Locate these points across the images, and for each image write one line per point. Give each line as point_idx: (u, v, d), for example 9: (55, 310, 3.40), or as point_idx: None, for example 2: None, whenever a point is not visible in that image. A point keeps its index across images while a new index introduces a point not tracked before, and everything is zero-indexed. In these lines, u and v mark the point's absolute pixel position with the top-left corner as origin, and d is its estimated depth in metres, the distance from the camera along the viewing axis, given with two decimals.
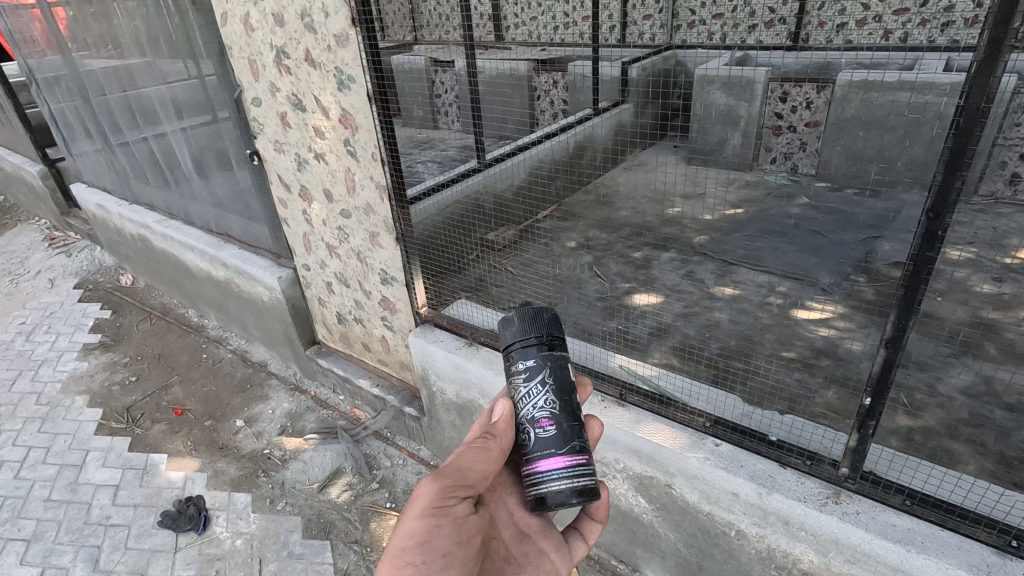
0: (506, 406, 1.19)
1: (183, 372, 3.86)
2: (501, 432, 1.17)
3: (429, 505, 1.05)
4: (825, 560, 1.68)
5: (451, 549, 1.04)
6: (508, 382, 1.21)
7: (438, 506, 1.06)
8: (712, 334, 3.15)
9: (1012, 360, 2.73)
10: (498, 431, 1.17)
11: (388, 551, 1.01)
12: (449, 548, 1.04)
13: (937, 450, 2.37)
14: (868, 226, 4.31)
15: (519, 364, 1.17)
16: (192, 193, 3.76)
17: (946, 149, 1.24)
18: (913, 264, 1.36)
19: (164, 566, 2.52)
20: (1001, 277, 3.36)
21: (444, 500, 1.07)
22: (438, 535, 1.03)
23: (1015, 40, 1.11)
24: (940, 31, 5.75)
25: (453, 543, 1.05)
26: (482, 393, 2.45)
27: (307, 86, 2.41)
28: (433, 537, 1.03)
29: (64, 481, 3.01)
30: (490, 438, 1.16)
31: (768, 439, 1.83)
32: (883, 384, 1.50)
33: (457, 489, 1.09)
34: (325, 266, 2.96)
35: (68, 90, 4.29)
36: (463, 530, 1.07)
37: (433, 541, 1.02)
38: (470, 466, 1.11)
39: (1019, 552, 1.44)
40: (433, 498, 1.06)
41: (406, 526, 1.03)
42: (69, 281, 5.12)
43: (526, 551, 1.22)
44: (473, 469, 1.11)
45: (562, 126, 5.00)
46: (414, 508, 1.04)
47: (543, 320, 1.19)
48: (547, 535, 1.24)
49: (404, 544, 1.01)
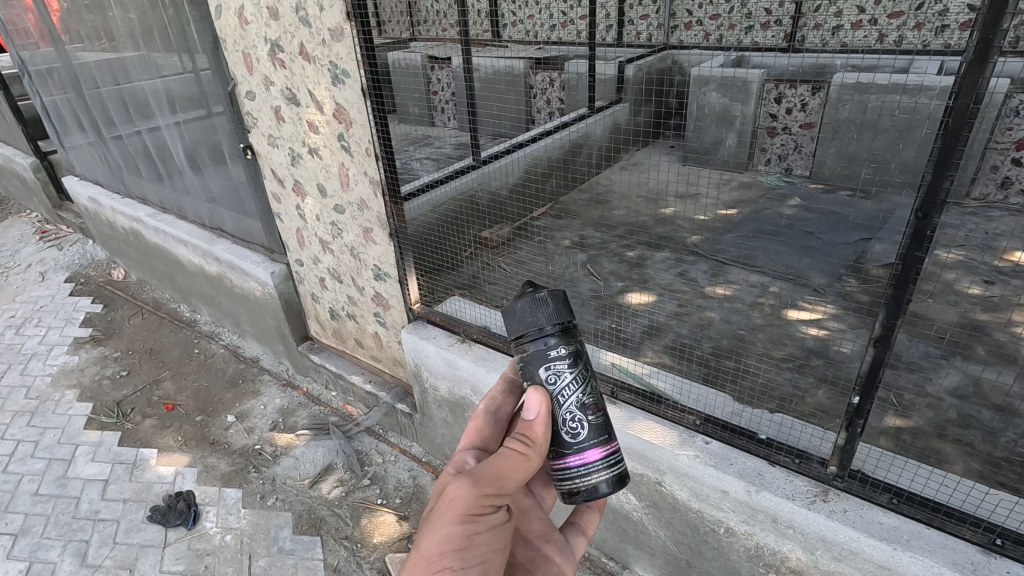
0: (545, 401, 1.10)
1: (174, 367, 3.84)
2: (538, 435, 1.10)
3: (467, 510, 0.96)
4: (812, 558, 1.69)
5: (489, 557, 0.95)
6: (540, 373, 1.14)
7: (475, 511, 0.97)
8: (704, 333, 3.16)
9: (1000, 362, 2.75)
10: (536, 436, 1.09)
11: (421, 558, 0.92)
12: (488, 555, 0.95)
13: (926, 450, 2.39)
14: (861, 227, 4.34)
15: (559, 353, 1.13)
16: (185, 187, 3.74)
17: (935, 150, 1.25)
18: (902, 263, 1.37)
19: (153, 561, 2.51)
20: (991, 279, 3.39)
21: (482, 504, 0.98)
22: (476, 542, 0.95)
23: (1003, 43, 1.12)
24: (934, 34, 5.81)
25: (492, 550, 0.96)
26: (475, 389, 2.45)
27: (301, 80, 2.40)
28: (472, 544, 0.94)
29: (53, 475, 2.99)
30: (527, 444, 1.08)
31: (757, 437, 1.84)
32: (871, 382, 1.51)
33: (496, 493, 1.01)
34: (318, 261, 2.95)
35: (61, 82, 4.26)
36: (501, 537, 0.99)
37: (470, 549, 0.94)
38: (508, 470, 1.03)
39: (1004, 551, 1.45)
40: (471, 503, 0.97)
41: (441, 531, 0.94)
42: (60, 275, 5.08)
43: (533, 556, 1.14)
44: (510, 473, 1.03)
45: (558, 125, 5.00)
46: (452, 512, 0.96)
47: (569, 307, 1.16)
48: (550, 538, 1.17)
49: (438, 551, 0.92)
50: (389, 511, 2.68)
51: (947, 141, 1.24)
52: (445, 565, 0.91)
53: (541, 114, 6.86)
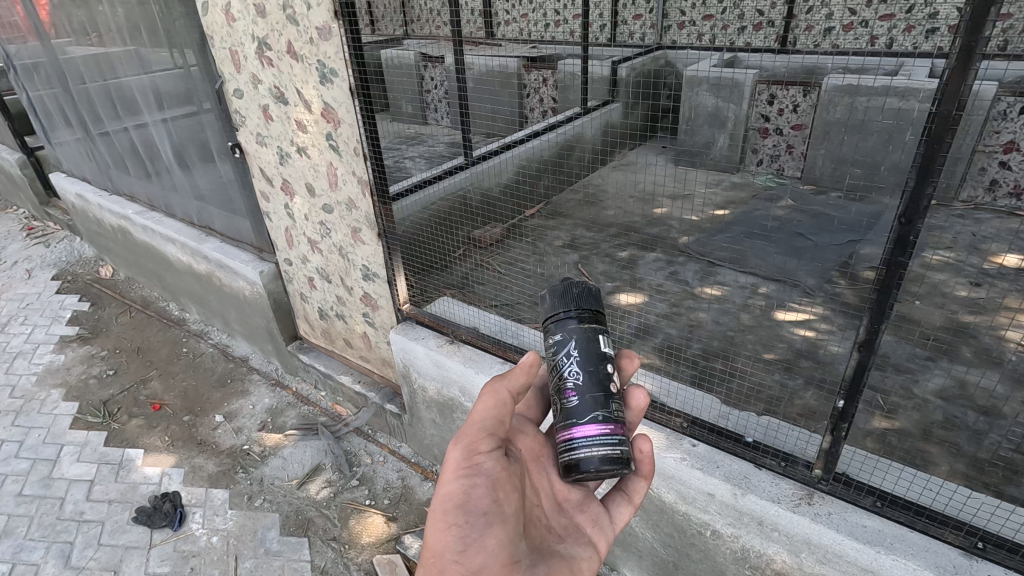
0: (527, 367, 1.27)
1: (162, 367, 3.81)
2: (507, 375, 1.25)
3: (459, 466, 1.16)
4: (797, 560, 1.69)
5: (490, 507, 1.14)
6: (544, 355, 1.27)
7: (468, 465, 1.16)
8: (694, 334, 3.17)
9: (986, 364, 2.78)
10: (502, 377, 1.25)
11: (433, 516, 1.13)
12: (489, 506, 1.14)
13: (911, 452, 2.41)
14: (851, 229, 4.36)
15: (550, 339, 1.22)
16: (174, 184, 3.71)
17: (919, 155, 1.26)
18: (887, 267, 1.37)
19: (138, 562, 2.48)
20: (978, 281, 3.42)
21: (472, 458, 1.17)
22: (475, 495, 1.14)
23: (986, 49, 1.12)
24: (925, 37, 5.87)
25: (492, 500, 1.15)
26: (463, 390, 2.44)
27: (289, 79, 2.38)
28: (471, 497, 1.13)
29: (37, 475, 2.96)
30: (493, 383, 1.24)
31: (744, 440, 1.84)
32: (856, 386, 1.52)
33: (481, 445, 1.18)
34: (307, 261, 2.94)
35: (47, 78, 4.21)
36: (499, 487, 1.17)
37: (471, 502, 1.13)
38: (484, 419, 1.21)
39: (984, 554, 1.47)
40: (462, 459, 1.17)
41: (443, 490, 1.15)
42: (47, 272, 5.02)
43: (563, 522, 1.31)
44: (484, 421, 1.20)
45: (550, 124, 5.00)
46: (449, 472, 1.15)
47: (571, 294, 1.21)
48: (584, 508, 1.34)
49: (445, 506, 1.13)
50: (377, 512, 2.67)
51: (930, 147, 1.24)
52: (452, 519, 1.11)
53: (534, 113, 6.85)
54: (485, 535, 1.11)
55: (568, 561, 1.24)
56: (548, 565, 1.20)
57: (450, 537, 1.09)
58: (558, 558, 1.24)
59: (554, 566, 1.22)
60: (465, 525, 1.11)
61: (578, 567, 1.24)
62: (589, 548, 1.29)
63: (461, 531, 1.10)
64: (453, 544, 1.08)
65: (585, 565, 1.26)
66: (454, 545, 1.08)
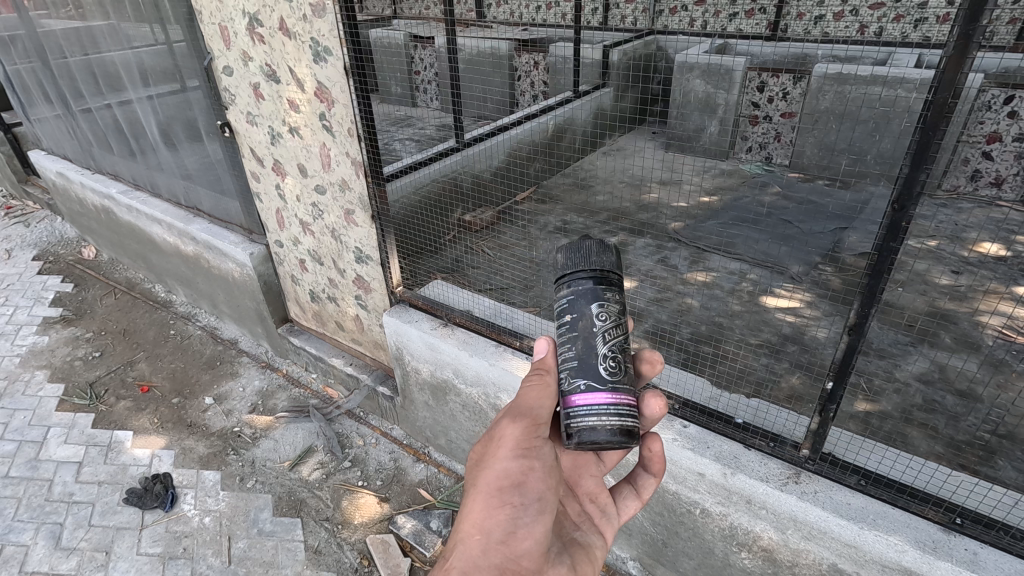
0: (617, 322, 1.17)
1: (150, 349, 3.77)
2: (548, 366, 1.20)
3: (519, 445, 1.14)
4: (783, 537, 1.75)
5: (543, 494, 1.15)
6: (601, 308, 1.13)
7: (524, 444, 1.14)
8: (684, 319, 3.21)
9: (965, 349, 2.86)
10: (549, 368, 1.19)
11: (484, 491, 1.11)
12: (542, 493, 1.15)
13: (892, 433, 2.48)
14: (838, 216, 4.41)
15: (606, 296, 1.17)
16: (159, 163, 3.64)
17: (913, 142, 1.28)
18: (879, 253, 1.40)
19: (130, 543, 2.48)
20: (959, 270, 3.50)
21: (529, 439, 1.15)
22: (531, 479, 1.14)
23: (982, 39, 1.14)
24: (913, 27, 5.94)
25: (545, 486, 1.16)
26: (457, 372, 2.46)
27: (282, 56, 2.34)
28: (526, 481, 1.13)
29: (24, 457, 2.93)
30: (542, 372, 1.19)
31: (734, 421, 1.89)
32: (845, 369, 1.56)
33: (538, 427, 1.16)
34: (299, 243, 2.91)
35: (25, 51, 4.09)
36: (551, 474, 1.17)
37: (526, 486, 1.13)
38: (538, 403, 1.16)
39: (962, 529, 1.54)
40: (519, 437, 1.14)
41: (499, 468, 1.12)
42: (28, 253, 4.92)
43: (580, 509, 1.36)
44: (543, 404, 1.16)
45: (542, 107, 4.97)
46: (506, 449, 1.13)
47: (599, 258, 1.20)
48: (596, 498, 1.38)
49: (498, 486, 1.12)
50: (370, 493, 2.69)
51: (925, 134, 1.26)
52: (506, 500, 1.11)
53: (525, 97, 6.84)
54: (534, 522, 1.13)
55: (585, 550, 1.30)
56: (573, 556, 1.26)
57: (501, 520, 1.10)
58: (578, 548, 1.29)
59: (576, 556, 1.26)
60: (519, 507, 1.12)
61: (595, 556, 1.30)
62: (600, 538, 1.35)
63: (513, 515, 1.11)
64: (502, 525, 1.09)
65: (598, 554, 1.31)
66: (504, 527, 1.10)
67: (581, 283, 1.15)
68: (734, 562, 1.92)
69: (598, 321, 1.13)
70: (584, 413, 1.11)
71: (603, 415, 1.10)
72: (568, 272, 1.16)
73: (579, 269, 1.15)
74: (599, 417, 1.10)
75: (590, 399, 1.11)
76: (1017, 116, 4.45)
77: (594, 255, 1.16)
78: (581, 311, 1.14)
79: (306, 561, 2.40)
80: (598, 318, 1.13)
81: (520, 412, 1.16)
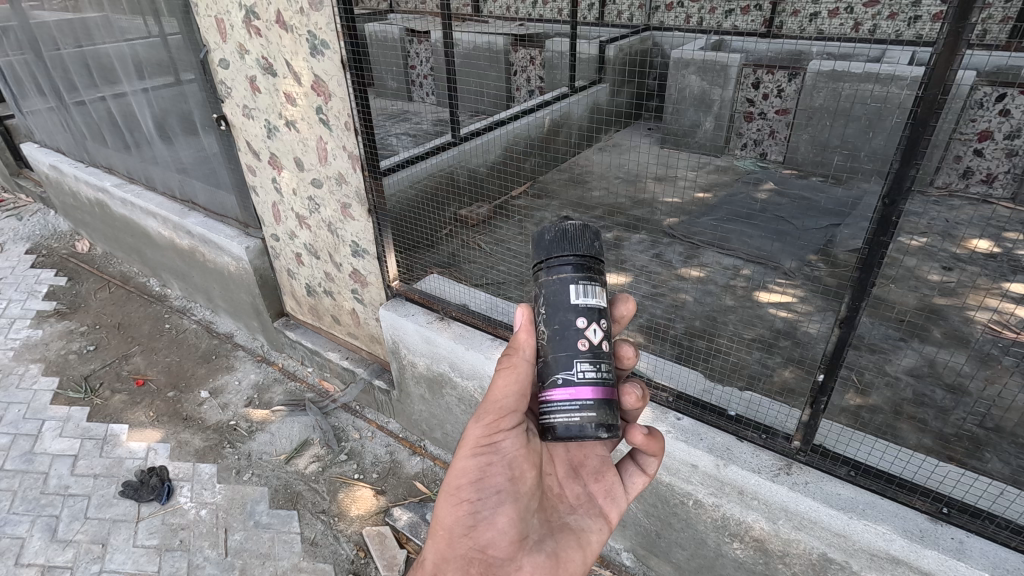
0: (524, 315, 1.17)
1: (145, 342, 3.77)
2: (520, 343, 1.16)
3: (477, 443, 1.19)
4: (774, 527, 1.78)
5: (504, 486, 1.21)
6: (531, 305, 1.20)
7: (485, 442, 1.19)
8: (678, 314, 3.24)
9: (955, 344, 2.90)
10: (517, 350, 1.16)
11: (446, 489, 1.20)
12: (503, 485, 1.20)
13: (882, 427, 2.51)
14: (831, 212, 4.45)
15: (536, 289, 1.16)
16: (154, 157, 3.63)
17: (904, 137, 1.30)
18: (869, 247, 1.43)
19: (126, 535, 2.49)
20: (949, 266, 3.55)
21: (490, 436, 1.19)
22: (490, 474, 1.19)
23: (970, 37, 1.17)
24: (907, 24, 5.98)
25: (507, 479, 1.21)
26: (453, 365, 2.47)
27: (278, 50, 2.34)
28: (485, 476, 1.19)
29: (19, 450, 2.93)
30: (511, 354, 1.16)
31: (727, 413, 1.91)
32: (836, 362, 1.58)
33: (500, 423, 1.18)
34: (295, 237, 2.91)
35: (17, 43, 4.06)
36: (515, 467, 1.22)
37: (485, 481, 1.19)
38: (504, 396, 1.17)
39: (949, 518, 1.57)
40: (481, 435, 1.19)
41: (458, 466, 1.20)
42: (21, 246, 4.89)
43: (578, 492, 1.36)
44: (505, 397, 1.17)
45: (539, 102, 4.98)
46: (466, 448, 1.19)
47: (545, 242, 1.12)
48: (598, 478, 1.39)
49: (460, 482, 1.19)
50: (366, 485, 2.70)
51: (915, 129, 1.28)
52: (464, 495, 1.18)
53: (521, 92, 6.84)
54: (496, 513, 1.20)
55: (578, 534, 1.30)
56: (556, 542, 1.25)
57: (461, 513, 1.18)
58: (567, 531, 1.29)
59: (562, 541, 1.26)
60: (477, 502, 1.19)
61: (587, 541, 1.29)
62: (599, 520, 1.34)
63: (472, 509, 1.19)
64: (463, 519, 1.18)
65: (594, 538, 1.31)
66: (465, 521, 1.18)
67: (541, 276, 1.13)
68: (725, 553, 1.95)
69: (557, 311, 1.11)
70: (560, 408, 1.09)
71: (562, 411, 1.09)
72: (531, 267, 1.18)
73: (536, 262, 1.15)
74: (574, 412, 1.09)
75: (561, 395, 1.09)
76: (1009, 114, 4.46)
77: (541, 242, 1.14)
78: (543, 305, 1.13)
79: (303, 552, 2.41)
80: (554, 307, 1.11)
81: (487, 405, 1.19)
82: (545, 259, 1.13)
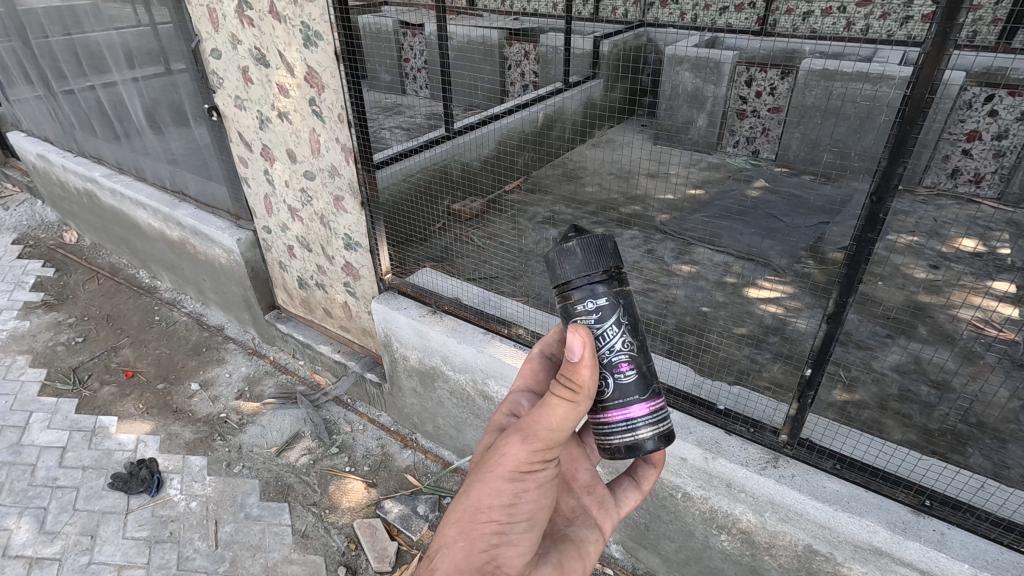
0: (586, 343, 1.01)
1: (134, 334, 3.74)
2: (583, 379, 1.01)
3: (518, 467, 1.04)
4: (761, 519, 1.81)
5: (535, 510, 1.07)
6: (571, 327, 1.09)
7: (525, 468, 1.04)
8: (669, 310, 3.26)
9: (941, 341, 2.94)
10: (580, 389, 1.02)
11: (472, 505, 1.04)
12: (534, 510, 1.07)
13: (869, 422, 2.55)
14: (821, 210, 4.50)
15: (587, 304, 1.07)
16: (144, 147, 3.59)
17: (892, 135, 1.32)
18: (856, 244, 1.45)
19: (115, 527, 2.48)
20: (937, 264, 3.60)
21: (532, 463, 1.05)
22: (524, 499, 1.05)
23: (957, 37, 1.18)
24: (899, 24, 6.04)
25: (538, 505, 1.08)
26: (445, 359, 2.48)
27: (271, 40, 2.32)
28: (519, 500, 1.05)
29: (7, 441, 2.91)
30: (572, 390, 1.02)
31: (715, 407, 1.94)
32: (823, 357, 1.61)
33: (547, 452, 1.05)
34: (287, 229, 2.90)
35: (4, 30, 4.00)
36: (547, 493, 1.09)
37: (518, 505, 1.05)
38: (558, 428, 1.04)
39: (931, 511, 1.59)
40: (523, 460, 1.04)
41: (491, 485, 1.04)
42: (7, 236, 4.83)
43: (574, 505, 1.29)
44: (559, 430, 1.04)
45: (532, 98, 4.98)
46: (504, 469, 1.03)
47: (606, 252, 1.07)
48: (591, 490, 1.32)
49: (489, 503, 1.03)
50: (357, 478, 2.71)
51: (902, 128, 1.30)
52: (494, 516, 1.03)
53: (514, 86, 6.87)
54: (522, 537, 1.06)
55: (577, 545, 1.22)
56: (561, 552, 1.18)
57: (487, 532, 1.02)
58: (568, 543, 1.22)
59: (565, 553, 1.19)
60: (505, 525, 1.04)
61: (587, 551, 1.22)
62: (595, 531, 1.27)
63: (500, 530, 1.03)
64: (488, 540, 1.02)
65: (592, 549, 1.23)
66: (490, 541, 1.02)
67: (596, 287, 1.07)
68: (713, 545, 1.98)
69: (624, 326, 1.08)
70: (632, 425, 1.12)
71: (650, 426, 1.13)
72: (573, 276, 1.07)
73: (582, 275, 1.06)
74: (647, 427, 1.12)
75: (629, 413, 1.11)
76: (997, 114, 4.53)
77: (595, 250, 1.07)
78: (612, 323, 1.08)
79: (294, 544, 2.41)
80: (622, 322, 1.08)
81: (537, 434, 1.04)
82: (599, 271, 1.07)
